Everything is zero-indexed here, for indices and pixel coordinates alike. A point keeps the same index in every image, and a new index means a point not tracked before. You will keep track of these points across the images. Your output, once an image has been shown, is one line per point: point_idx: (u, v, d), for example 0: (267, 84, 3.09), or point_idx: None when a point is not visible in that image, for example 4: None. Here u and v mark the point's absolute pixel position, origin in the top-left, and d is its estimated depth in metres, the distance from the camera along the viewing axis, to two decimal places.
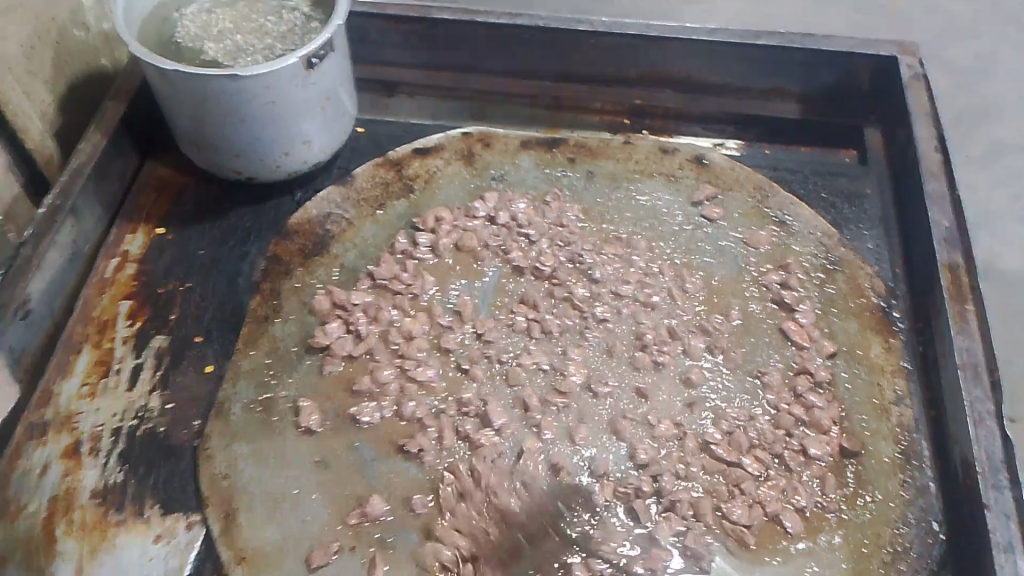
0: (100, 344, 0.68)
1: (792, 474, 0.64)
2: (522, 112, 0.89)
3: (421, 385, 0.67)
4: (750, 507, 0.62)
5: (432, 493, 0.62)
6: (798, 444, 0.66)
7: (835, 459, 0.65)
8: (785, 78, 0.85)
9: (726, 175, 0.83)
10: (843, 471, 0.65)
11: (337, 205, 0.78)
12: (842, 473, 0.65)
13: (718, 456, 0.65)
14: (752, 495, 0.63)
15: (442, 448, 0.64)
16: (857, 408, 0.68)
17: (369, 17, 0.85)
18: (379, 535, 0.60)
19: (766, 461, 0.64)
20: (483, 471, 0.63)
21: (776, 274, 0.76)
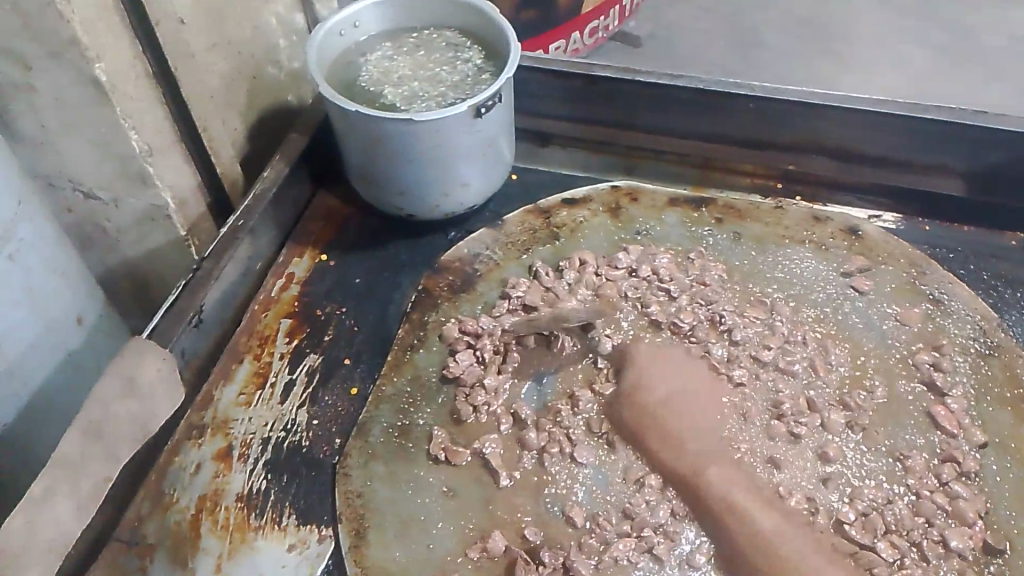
0: (260, 356, 0.74)
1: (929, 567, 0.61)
2: (669, 168, 0.91)
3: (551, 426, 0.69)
4: None
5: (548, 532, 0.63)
6: (939, 534, 0.62)
7: (977, 555, 0.62)
8: (950, 155, 0.83)
9: (880, 249, 0.80)
10: (984, 570, 0.61)
11: (486, 246, 0.82)
12: (982, 571, 0.61)
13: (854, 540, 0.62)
14: None
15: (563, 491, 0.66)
16: (1002, 505, 0.64)
17: (534, 71, 0.90)
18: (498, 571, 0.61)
19: (902, 549, 0.61)
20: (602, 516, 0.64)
21: (927, 353, 0.73)
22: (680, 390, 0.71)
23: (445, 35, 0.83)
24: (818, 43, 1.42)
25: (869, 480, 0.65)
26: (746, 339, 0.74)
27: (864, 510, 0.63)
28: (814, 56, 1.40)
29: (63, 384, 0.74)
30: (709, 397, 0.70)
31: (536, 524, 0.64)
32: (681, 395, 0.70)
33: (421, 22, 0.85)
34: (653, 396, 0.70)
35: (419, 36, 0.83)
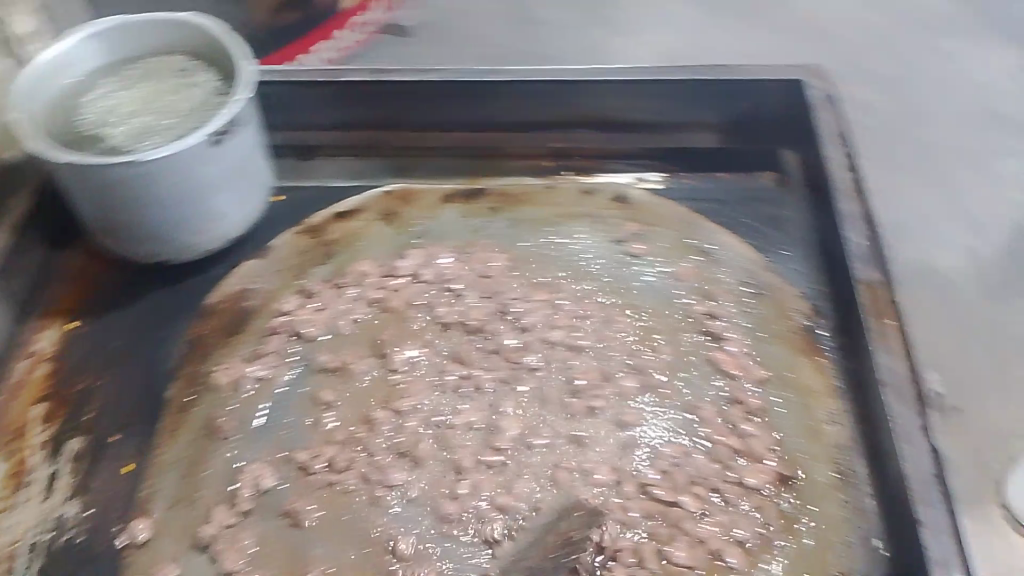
0: (15, 453, 0.66)
1: (731, 510, 0.64)
2: (441, 163, 0.87)
3: (353, 450, 0.66)
4: (693, 547, 0.62)
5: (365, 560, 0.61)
6: (736, 475, 0.65)
7: (774, 487, 0.65)
8: (704, 109, 0.85)
9: (649, 211, 0.83)
10: (781, 501, 0.64)
11: (256, 278, 0.77)
12: (780, 502, 0.64)
13: (661, 500, 0.64)
14: (695, 534, 0.62)
15: (373, 517, 0.63)
16: (791, 434, 0.67)
17: (283, 84, 0.83)
18: None
19: (704, 497, 0.64)
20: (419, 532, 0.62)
21: (703, 305, 0.75)
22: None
23: (174, 60, 0.76)
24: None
25: (667, 438, 0.67)
26: (534, 323, 0.74)
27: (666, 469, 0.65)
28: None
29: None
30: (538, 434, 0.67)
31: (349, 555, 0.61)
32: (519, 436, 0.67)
33: (144, 49, 0.77)
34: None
35: (143, 65, 0.76)
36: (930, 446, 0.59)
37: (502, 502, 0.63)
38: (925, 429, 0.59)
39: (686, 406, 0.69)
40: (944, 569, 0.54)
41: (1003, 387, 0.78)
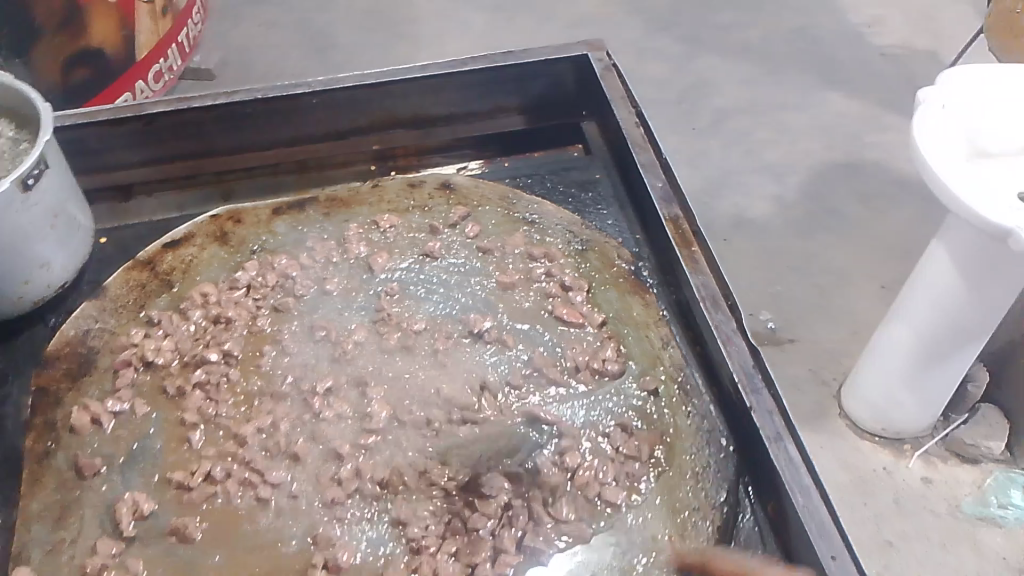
0: None
1: (605, 453, 0.68)
2: (266, 181, 0.89)
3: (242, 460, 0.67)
4: (575, 500, 0.65)
5: (277, 551, 0.63)
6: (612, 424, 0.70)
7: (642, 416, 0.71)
8: (503, 95, 0.92)
9: (472, 193, 0.89)
10: (653, 425, 0.70)
11: (96, 318, 0.76)
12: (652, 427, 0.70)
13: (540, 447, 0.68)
14: (574, 489, 0.66)
15: (273, 512, 0.64)
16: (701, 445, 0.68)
17: (82, 128, 0.82)
18: None
19: (576, 448, 0.68)
20: (325, 528, 0.64)
21: (541, 267, 0.82)
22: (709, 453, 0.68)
23: None
24: (391, 28, 1.38)
25: (536, 393, 0.72)
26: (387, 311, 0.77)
27: (545, 442, 0.69)
28: (384, 43, 1.35)
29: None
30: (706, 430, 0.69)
31: (261, 551, 0.62)
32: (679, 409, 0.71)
33: None
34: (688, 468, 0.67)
35: None
36: (748, 344, 0.67)
37: (385, 478, 0.66)
38: (740, 330, 0.68)
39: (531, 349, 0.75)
40: (777, 442, 0.62)
41: (818, 307, 1.01)
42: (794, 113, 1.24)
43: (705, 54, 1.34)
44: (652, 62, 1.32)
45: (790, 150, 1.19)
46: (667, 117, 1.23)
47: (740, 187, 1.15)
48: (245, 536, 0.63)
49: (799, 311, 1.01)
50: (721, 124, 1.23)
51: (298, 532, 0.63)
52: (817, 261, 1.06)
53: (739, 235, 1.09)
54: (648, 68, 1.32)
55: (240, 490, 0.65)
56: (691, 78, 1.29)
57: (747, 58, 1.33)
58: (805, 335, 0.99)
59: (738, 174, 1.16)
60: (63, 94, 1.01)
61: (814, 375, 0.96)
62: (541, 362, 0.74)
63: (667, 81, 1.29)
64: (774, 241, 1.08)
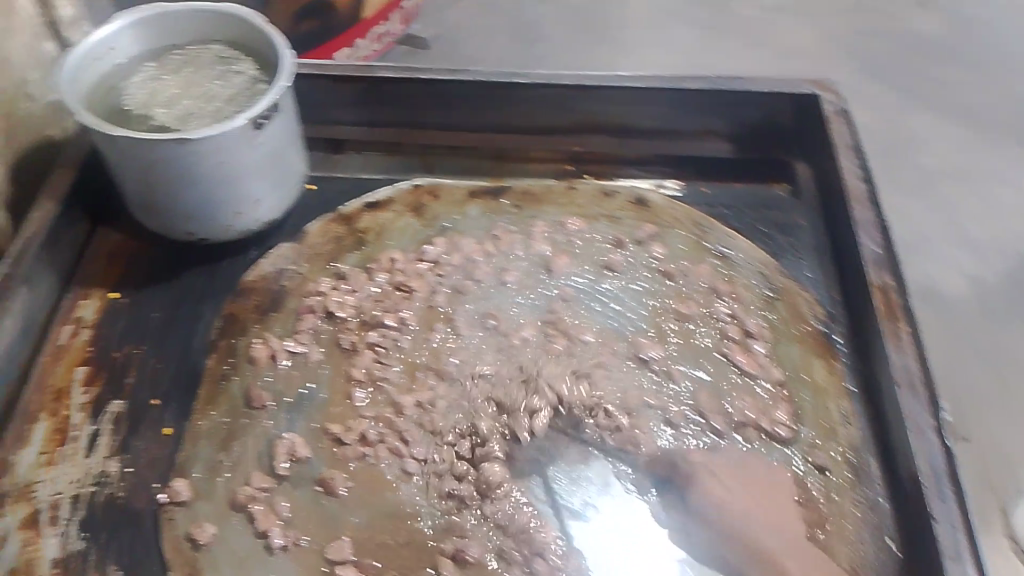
0: (57, 412, 0.68)
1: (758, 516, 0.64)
2: (465, 161, 0.90)
3: (396, 430, 0.68)
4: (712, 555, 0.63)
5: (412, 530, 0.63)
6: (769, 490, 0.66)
7: (804, 491, 0.66)
8: (713, 119, 0.88)
9: (666, 213, 0.85)
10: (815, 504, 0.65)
11: (291, 261, 0.80)
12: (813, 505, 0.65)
13: (690, 496, 0.65)
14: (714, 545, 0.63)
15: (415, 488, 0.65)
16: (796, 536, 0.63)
17: (312, 79, 0.86)
18: None
19: (725, 506, 0.65)
20: (461, 520, 0.64)
21: (727, 305, 0.78)
22: (750, 491, 0.65)
23: (212, 49, 0.80)
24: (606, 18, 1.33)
25: (696, 435, 0.69)
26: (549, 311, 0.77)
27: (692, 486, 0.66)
28: (595, 33, 1.31)
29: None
30: (788, 509, 0.65)
31: (396, 523, 0.63)
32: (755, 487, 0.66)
33: (185, 39, 0.81)
34: (719, 506, 0.65)
35: (185, 54, 0.79)
36: (941, 443, 0.62)
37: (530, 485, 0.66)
38: (936, 426, 0.62)
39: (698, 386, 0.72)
40: (957, 562, 0.57)
41: (1008, 406, 0.88)
42: (1012, 187, 1.10)
43: (922, 103, 1.21)
44: (864, 103, 1.21)
45: (999, 228, 1.05)
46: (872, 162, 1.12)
47: (938, 257, 1.02)
48: (386, 504, 0.64)
49: (985, 405, 0.88)
50: (926, 184, 1.10)
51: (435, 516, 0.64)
52: (1013, 357, 0.92)
53: (926, 309, 0.97)
54: (857, 112, 1.21)
55: (389, 462, 0.66)
56: (906, 128, 1.18)
57: (971, 118, 1.19)
58: (983, 437, 0.86)
59: (937, 242, 1.03)
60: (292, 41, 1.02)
61: (983, 485, 0.83)
62: (705, 404, 0.71)
63: (876, 132, 1.18)
64: (966, 324, 0.95)
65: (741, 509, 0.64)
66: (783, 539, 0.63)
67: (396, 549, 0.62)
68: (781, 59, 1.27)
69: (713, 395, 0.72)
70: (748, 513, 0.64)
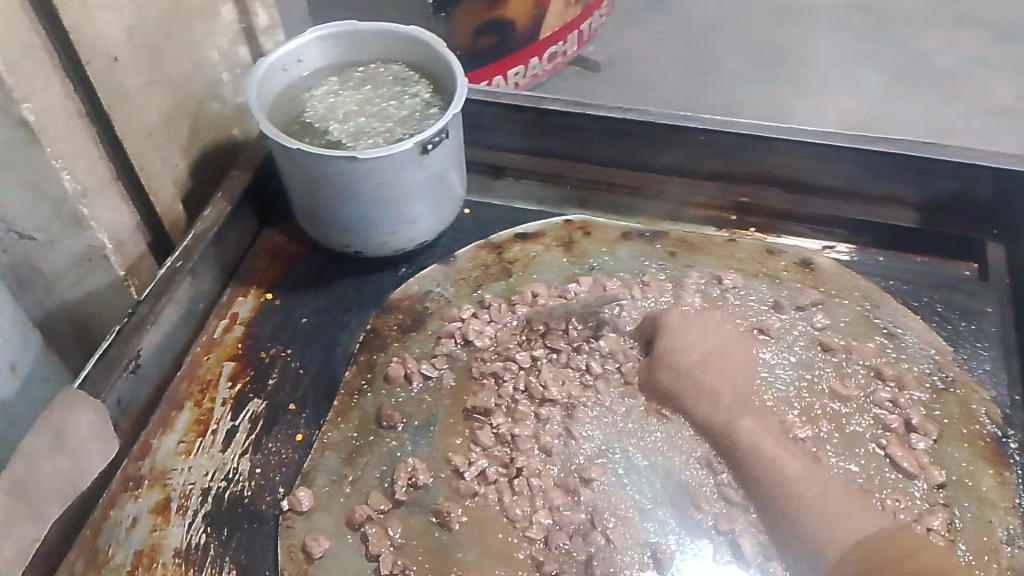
0: (201, 402, 0.71)
1: None
2: (623, 200, 0.88)
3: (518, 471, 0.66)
4: None
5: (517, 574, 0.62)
6: None
7: None
8: (900, 186, 0.82)
9: (832, 280, 0.80)
10: None
11: (438, 283, 0.80)
12: None
13: None
14: None
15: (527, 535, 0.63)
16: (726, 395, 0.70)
17: (483, 105, 0.87)
18: None
19: None
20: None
21: (889, 390, 0.71)
22: (716, 354, 0.72)
23: (391, 69, 0.82)
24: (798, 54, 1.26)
25: None
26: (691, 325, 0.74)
27: None
28: (781, 69, 1.24)
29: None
30: (742, 367, 0.72)
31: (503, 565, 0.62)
32: (722, 351, 0.73)
33: (367, 57, 0.83)
34: (691, 350, 0.72)
35: (365, 72, 0.82)
36: None
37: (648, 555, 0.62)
38: None
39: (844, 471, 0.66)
40: None
41: None
42: None
43: None
44: None
45: None
46: None
47: None
48: (496, 542, 0.63)
49: None
50: None
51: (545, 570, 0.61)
52: None
53: None
54: None
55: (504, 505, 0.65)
56: None
57: None
58: None
59: None
60: (469, 58, 1.03)
61: None
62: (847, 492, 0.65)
63: None
64: None
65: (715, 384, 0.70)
66: (737, 396, 0.70)
67: None
68: (989, 113, 1.15)
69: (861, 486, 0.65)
70: (708, 360, 0.72)
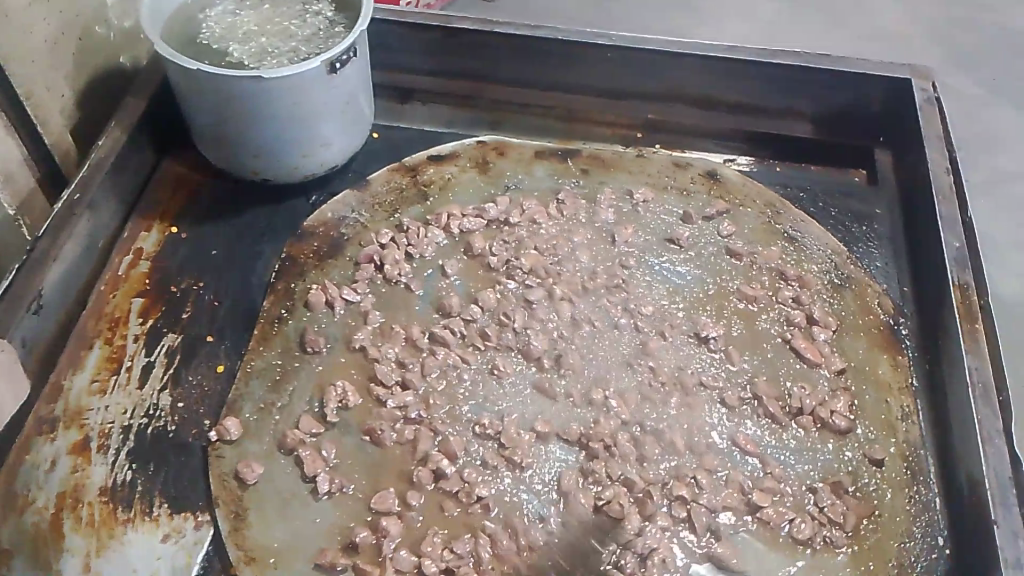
0: (112, 340, 0.69)
1: (807, 510, 0.63)
2: (535, 121, 0.88)
3: (447, 388, 0.68)
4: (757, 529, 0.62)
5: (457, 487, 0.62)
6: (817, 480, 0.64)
7: (858, 488, 0.64)
8: (799, 97, 0.85)
9: (738, 190, 0.83)
10: (870, 502, 0.63)
11: (353, 208, 0.79)
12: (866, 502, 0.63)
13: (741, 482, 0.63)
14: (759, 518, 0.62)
15: (463, 444, 0.64)
16: None
17: (390, 24, 0.85)
18: (398, 530, 0.60)
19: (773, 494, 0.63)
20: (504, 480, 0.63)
21: (793, 291, 0.75)
22: None
23: None
24: None
25: (753, 419, 0.67)
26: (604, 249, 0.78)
27: (744, 468, 0.65)
28: None
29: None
30: None
31: (437, 478, 0.62)
32: None
33: None
34: None
35: None
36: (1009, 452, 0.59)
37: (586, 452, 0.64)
38: (1006, 433, 0.60)
39: (754, 365, 0.70)
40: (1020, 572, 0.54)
41: None
42: None
43: None
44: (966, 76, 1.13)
45: None
46: (970, 141, 1.04)
47: None
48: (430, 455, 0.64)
49: None
50: None
51: (482, 478, 0.63)
52: None
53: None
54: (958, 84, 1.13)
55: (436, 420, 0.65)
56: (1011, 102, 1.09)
57: None
58: None
59: None
60: None
61: None
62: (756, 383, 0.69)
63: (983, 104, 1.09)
64: None
65: None
66: None
67: (438, 504, 0.61)
68: (876, 26, 1.21)
69: (770, 377, 0.70)
70: None
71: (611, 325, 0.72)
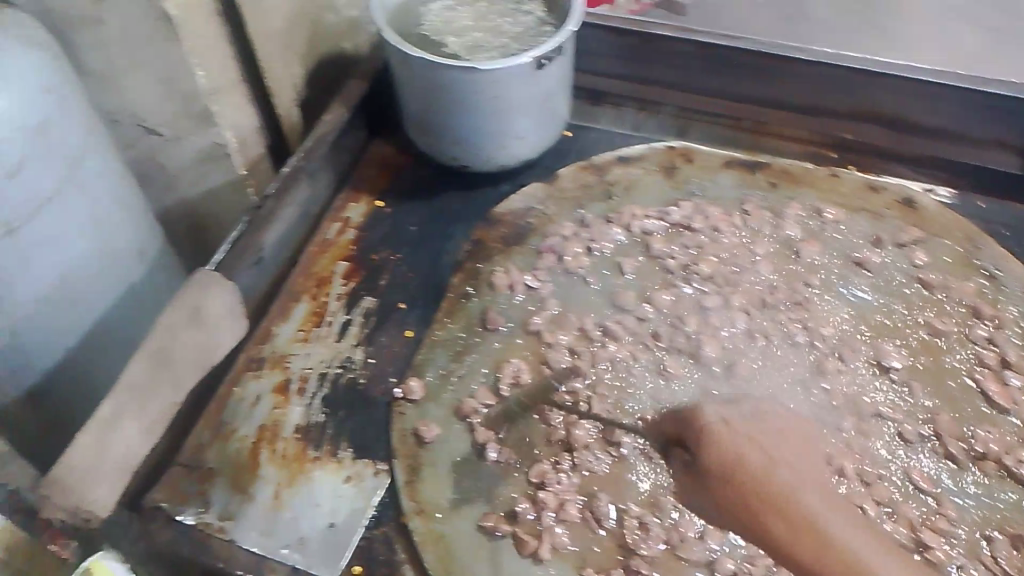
0: (317, 297, 0.76)
1: (979, 556, 0.60)
2: (723, 132, 0.89)
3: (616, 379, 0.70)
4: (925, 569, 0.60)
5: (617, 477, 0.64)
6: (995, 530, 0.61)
7: None
8: (1006, 129, 0.81)
9: (935, 221, 0.80)
10: None
11: (541, 200, 0.83)
12: None
13: (910, 517, 0.62)
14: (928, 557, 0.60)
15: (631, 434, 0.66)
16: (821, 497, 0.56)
17: (595, 28, 0.88)
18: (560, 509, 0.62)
19: (943, 535, 0.61)
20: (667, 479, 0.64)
21: (984, 329, 0.72)
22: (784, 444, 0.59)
23: None
24: None
25: (929, 455, 0.65)
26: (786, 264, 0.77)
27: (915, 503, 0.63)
28: None
29: (111, 321, 0.80)
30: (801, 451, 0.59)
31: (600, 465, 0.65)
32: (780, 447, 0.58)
33: None
34: (767, 465, 0.57)
35: None
36: None
37: None
38: None
39: (936, 398, 0.68)
40: None
41: None
42: None
43: None
44: None
45: None
46: None
47: None
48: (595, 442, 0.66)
49: None
50: None
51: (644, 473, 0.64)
52: None
53: None
54: None
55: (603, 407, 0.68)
56: None
57: None
58: None
59: None
60: None
61: None
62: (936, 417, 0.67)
63: None
64: None
65: (767, 462, 0.57)
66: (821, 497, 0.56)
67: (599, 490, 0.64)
68: None
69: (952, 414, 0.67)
70: (778, 466, 0.57)
71: (786, 341, 0.72)
